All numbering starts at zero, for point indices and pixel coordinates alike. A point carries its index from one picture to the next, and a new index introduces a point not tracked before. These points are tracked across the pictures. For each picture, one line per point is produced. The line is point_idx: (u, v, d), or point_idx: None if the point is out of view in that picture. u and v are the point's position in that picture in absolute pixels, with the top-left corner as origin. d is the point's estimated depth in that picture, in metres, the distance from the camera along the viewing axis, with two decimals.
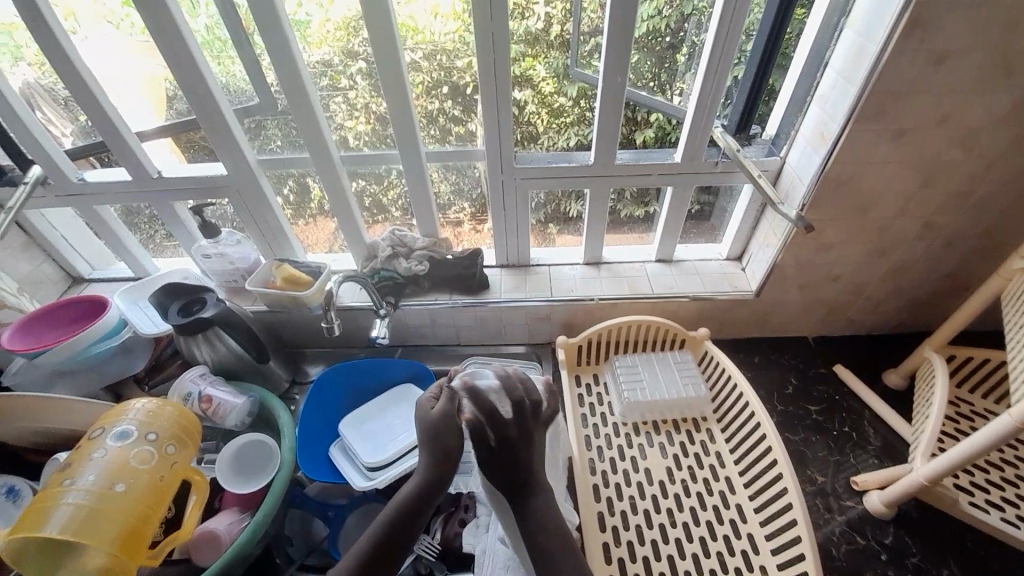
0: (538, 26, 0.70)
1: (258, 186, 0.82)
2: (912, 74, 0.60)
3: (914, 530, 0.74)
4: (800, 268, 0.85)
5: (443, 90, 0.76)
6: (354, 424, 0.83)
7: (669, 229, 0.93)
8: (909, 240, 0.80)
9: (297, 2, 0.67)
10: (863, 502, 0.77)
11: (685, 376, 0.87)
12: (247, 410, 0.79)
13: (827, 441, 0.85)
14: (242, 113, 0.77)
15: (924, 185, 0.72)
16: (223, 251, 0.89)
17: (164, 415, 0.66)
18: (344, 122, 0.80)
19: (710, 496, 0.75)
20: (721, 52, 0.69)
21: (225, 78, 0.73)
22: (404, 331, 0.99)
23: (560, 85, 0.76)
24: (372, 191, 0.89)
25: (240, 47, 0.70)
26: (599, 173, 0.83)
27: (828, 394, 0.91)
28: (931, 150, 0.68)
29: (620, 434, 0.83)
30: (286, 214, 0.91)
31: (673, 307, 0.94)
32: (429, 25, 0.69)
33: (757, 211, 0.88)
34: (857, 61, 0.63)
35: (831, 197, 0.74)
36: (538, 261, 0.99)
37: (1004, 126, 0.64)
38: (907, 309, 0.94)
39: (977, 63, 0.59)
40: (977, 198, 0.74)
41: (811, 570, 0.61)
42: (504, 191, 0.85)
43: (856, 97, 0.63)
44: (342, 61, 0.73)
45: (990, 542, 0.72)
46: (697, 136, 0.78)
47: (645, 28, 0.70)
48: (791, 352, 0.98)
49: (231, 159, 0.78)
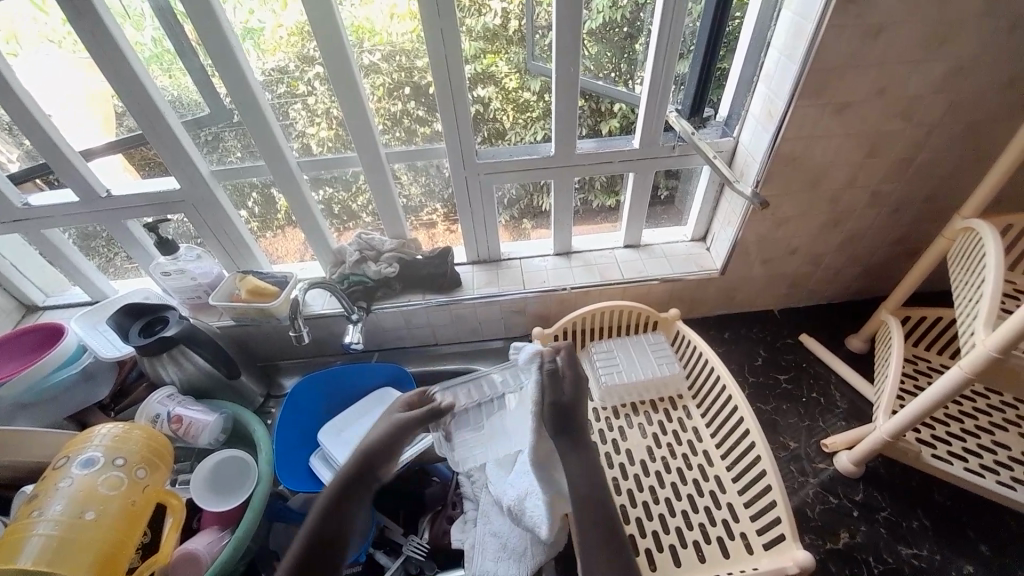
0: (496, 21, 0.70)
1: (216, 200, 0.80)
2: (849, 49, 0.63)
3: (882, 485, 0.78)
4: (763, 243, 0.88)
5: (404, 91, 0.76)
6: (335, 431, 0.82)
7: (636, 214, 0.94)
8: (862, 209, 0.84)
9: (248, 10, 0.65)
10: (834, 464, 0.80)
11: (660, 356, 0.89)
12: (221, 427, 0.77)
13: (796, 408, 0.88)
14: (192, 125, 0.75)
15: (870, 155, 0.75)
16: (184, 268, 0.85)
17: (132, 439, 0.63)
18: (306, 129, 0.78)
19: (690, 471, 0.76)
20: (672, 39, 0.70)
21: (174, 91, 0.71)
22: (380, 335, 0.98)
23: (523, 79, 0.77)
24: (339, 198, 0.88)
25: (186, 57, 0.68)
26: (564, 164, 0.84)
27: (797, 362, 0.95)
28: (873, 121, 0.71)
29: (600, 419, 0.84)
30: (250, 227, 0.89)
31: (645, 290, 0.96)
32: (386, 26, 0.69)
33: (717, 190, 0.91)
34: (796, 40, 0.65)
35: (784, 174, 0.77)
36: (509, 255, 1.00)
37: (937, 95, 0.68)
38: (864, 277, 0.98)
39: (907, 35, 0.61)
40: (919, 164, 0.77)
41: (788, 531, 0.63)
42: (470, 188, 0.85)
43: (800, 74, 0.65)
44: (298, 67, 0.71)
45: (953, 491, 0.76)
46: (654, 121, 0.80)
47: (601, 18, 0.71)
48: (759, 326, 1.01)
49: (185, 172, 0.76)
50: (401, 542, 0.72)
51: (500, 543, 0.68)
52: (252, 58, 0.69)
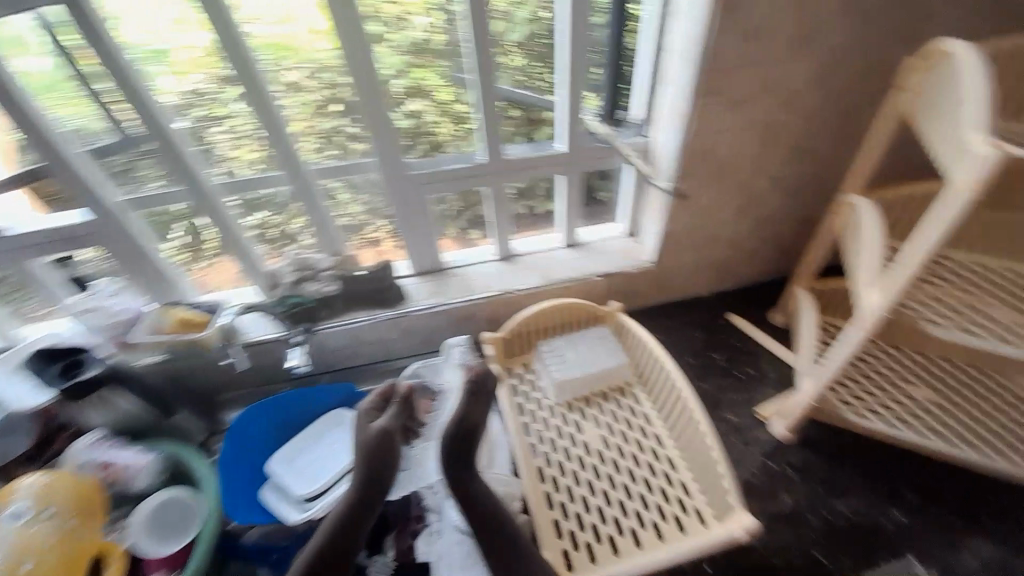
0: (420, 36, 0.72)
1: (124, 232, 0.75)
2: (735, 52, 0.70)
3: (812, 444, 0.85)
4: (688, 232, 0.94)
5: (334, 108, 0.75)
6: (286, 459, 0.79)
7: (571, 216, 0.98)
8: (766, 195, 0.92)
9: (155, 32, 0.64)
10: (770, 430, 0.87)
11: (606, 348, 0.92)
12: (160, 468, 0.73)
13: (733, 383, 0.94)
14: (98, 154, 0.70)
15: (766, 147, 0.84)
16: (101, 304, 0.76)
17: (62, 489, 0.62)
18: (229, 152, 0.76)
19: (643, 454, 0.80)
20: (582, 49, 0.75)
21: (79, 120, 0.67)
22: (324, 356, 0.95)
23: (455, 93, 0.79)
24: (274, 222, 0.86)
25: (81, 82, 0.64)
26: (497, 170, 0.87)
27: (730, 340, 1.02)
28: (766, 115, 0.79)
29: (556, 415, 0.86)
30: (178, 259, 0.85)
31: (586, 287, 1.00)
32: (308, 44, 0.69)
33: (642, 187, 0.96)
34: (687, 45, 0.72)
35: (697, 169, 0.83)
36: (453, 264, 1.00)
37: (812, 91, 0.77)
38: (780, 256, 1.07)
39: (779, 40, 0.70)
40: (808, 153, 0.87)
41: (733, 498, 0.68)
42: (407, 202, 0.86)
43: (694, 76, 0.72)
44: (217, 89, 0.70)
45: (871, 442, 0.85)
46: (576, 126, 0.85)
47: (524, 32, 0.76)
48: (695, 310, 1.08)
49: (90, 202, 0.71)
50: (366, 564, 0.71)
51: (466, 550, 0.68)
52: (163, 82, 0.67)
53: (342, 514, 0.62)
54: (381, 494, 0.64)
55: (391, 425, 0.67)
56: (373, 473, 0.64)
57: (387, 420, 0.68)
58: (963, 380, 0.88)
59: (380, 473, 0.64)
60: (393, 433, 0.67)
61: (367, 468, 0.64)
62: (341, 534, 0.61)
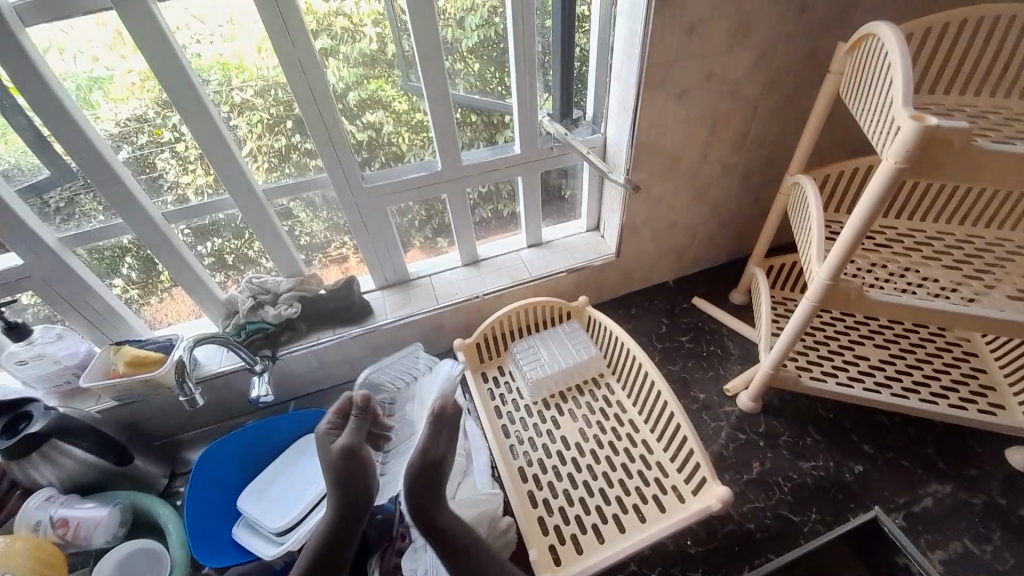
0: (372, 47, 0.71)
1: (69, 271, 0.71)
2: (677, 45, 0.72)
3: (778, 413, 0.89)
4: (647, 222, 0.97)
5: (287, 125, 0.73)
6: (258, 492, 0.77)
7: (533, 216, 0.99)
8: (718, 180, 0.96)
9: (91, 57, 0.60)
10: (738, 405, 0.90)
11: (576, 342, 0.94)
12: (119, 520, 0.69)
13: (701, 363, 0.97)
14: (30, 192, 0.66)
15: (713, 135, 0.87)
16: (44, 352, 0.73)
17: (17, 552, 0.59)
18: (180, 178, 0.73)
19: (620, 441, 0.82)
20: (532, 50, 0.76)
21: (13, 157, 0.63)
22: (292, 382, 0.92)
23: (412, 103, 0.78)
24: (231, 247, 0.83)
25: (10, 116, 0.60)
26: (457, 176, 0.87)
27: (694, 323, 1.05)
28: (710, 104, 0.82)
29: (533, 413, 0.87)
30: (128, 294, 0.81)
31: (553, 284, 1.01)
32: (255, 61, 0.66)
33: (599, 182, 0.99)
34: (632, 41, 0.74)
35: (649, 160, 0.86)
36: (418, 275, 0.99)
37: (752, 79, 0.81)
38: (735, 237, 1.12)
39: (719, 32, 0.73)
40: (753, 138, 0.91)
41: (707, 472, 0.70)
42: (368, 216, 0.85)
43: (641, 70, 0.74)
44: (159, 114, 0.66)
45: (831, 406, 0.89)
46: (532, 127, 0.85)
47: (477, 36, 0.75)
48: (659, 297, 1.11)
49: (24, 244, 0.66)
50: None
51: None
52: (103, 110, 0.64)
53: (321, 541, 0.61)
54: (359, 514, 0.63)
55: (353, 441, 0.65)
56: (346, 495, 0.62)
57: (348, 437, 0.66)
58: (907, 339, 0.94)
59: (357, 494, 0.63)
60: (357, 448, 0.65)
61: (339, 488, 0.63)
62: (322, 558, 0.60)
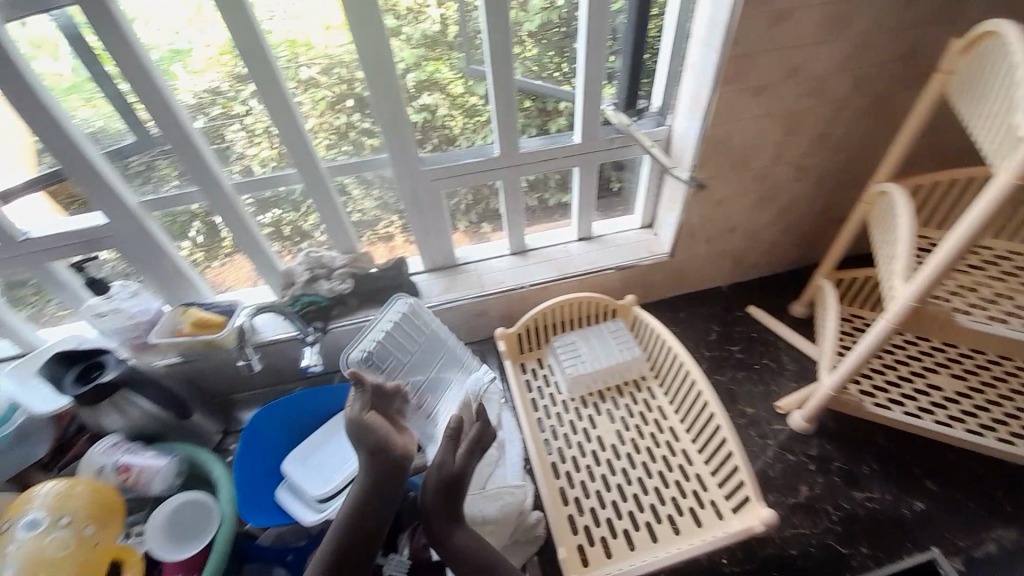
0: (435, 28, 0.70)
1: (147, 233, 0.76)
2: (761, 35, 0.67)
3: (833, 437, 0.83)
4: (705, 223, 0.92)
5: (348, 104, 0.74)
6: (300, 460, 0.80)
7: (585, 208, 0.97)
8: (789, 183, 0.89)
9: (173, 30, 0.63)
10: (788, 424, 0.85)
11: (620, 342, 0.91)
12: (175, 470, 0.74)
13: (751, 376, 0.92)
14: (116, 156, 0.71)
15: (790, 134, 0.81)
16: (120, 307, 0.78)
17: (76, 495, 0.63)
18: (246, 150, 0.75)
19: (658, 448, 0.79)
20: (600, 36, 0.73)
21: (100, 121, 0.67)
22: (338, 355, 0.95)
23: (468, 86, 0.77)
24: (289, 219, 0.86)
25: (101, 84, 0.64)
26: (510, 163, 0.85)
27: (747, 333, 0.99)
28: (790, 100, 0.76)
29: (570, 410, 0.86)
30: (195, 258, 0.86)
31: (600, 280, 0.98)
32: (321, 39, 0.68)
33: (658, 177, 0.94)
34: (712, 30, 0.69)
35: (716, 158, 0.81)
36: (465, 260, 0.99)
37: (842, 75, 0.74)
38: (800, 246, 1.04)
39: (810, 21, 0.66)
40: (835, 139, 0.83)
41: (751, 492, 0.67)
42: (419, 198, 0.85)
43: (719, 61, 0.69)
44: (232, 87, 0.69)
45: (896, 436, 0.83)
46: (592, 117, 0.82)
47: (539, 20, 0.73)
48: (711, 302, 1.06)
49: (110, 206, 0.71)
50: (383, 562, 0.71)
51: None
52: (181, 82, 0.67)
53: (355, 511, 0.62)
54: (395, 492, 0.63)
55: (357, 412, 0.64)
56: (382, 474, 0.63)
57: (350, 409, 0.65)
58: (991, 372, 0.85)
59: (392, 475, 0.63)
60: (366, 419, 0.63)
61: (373, 463, 0.63)
62: (356, 531, 0.61)
